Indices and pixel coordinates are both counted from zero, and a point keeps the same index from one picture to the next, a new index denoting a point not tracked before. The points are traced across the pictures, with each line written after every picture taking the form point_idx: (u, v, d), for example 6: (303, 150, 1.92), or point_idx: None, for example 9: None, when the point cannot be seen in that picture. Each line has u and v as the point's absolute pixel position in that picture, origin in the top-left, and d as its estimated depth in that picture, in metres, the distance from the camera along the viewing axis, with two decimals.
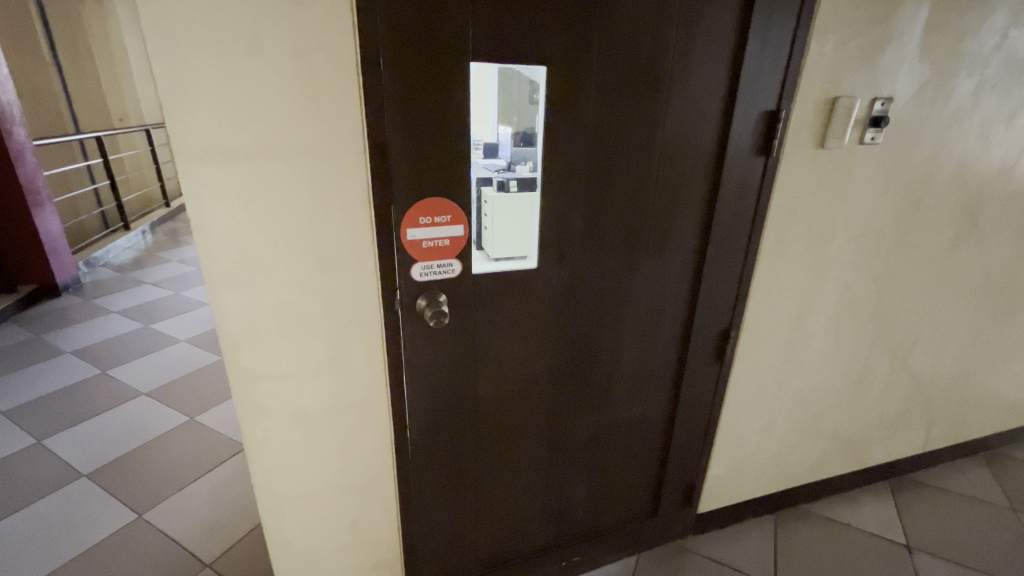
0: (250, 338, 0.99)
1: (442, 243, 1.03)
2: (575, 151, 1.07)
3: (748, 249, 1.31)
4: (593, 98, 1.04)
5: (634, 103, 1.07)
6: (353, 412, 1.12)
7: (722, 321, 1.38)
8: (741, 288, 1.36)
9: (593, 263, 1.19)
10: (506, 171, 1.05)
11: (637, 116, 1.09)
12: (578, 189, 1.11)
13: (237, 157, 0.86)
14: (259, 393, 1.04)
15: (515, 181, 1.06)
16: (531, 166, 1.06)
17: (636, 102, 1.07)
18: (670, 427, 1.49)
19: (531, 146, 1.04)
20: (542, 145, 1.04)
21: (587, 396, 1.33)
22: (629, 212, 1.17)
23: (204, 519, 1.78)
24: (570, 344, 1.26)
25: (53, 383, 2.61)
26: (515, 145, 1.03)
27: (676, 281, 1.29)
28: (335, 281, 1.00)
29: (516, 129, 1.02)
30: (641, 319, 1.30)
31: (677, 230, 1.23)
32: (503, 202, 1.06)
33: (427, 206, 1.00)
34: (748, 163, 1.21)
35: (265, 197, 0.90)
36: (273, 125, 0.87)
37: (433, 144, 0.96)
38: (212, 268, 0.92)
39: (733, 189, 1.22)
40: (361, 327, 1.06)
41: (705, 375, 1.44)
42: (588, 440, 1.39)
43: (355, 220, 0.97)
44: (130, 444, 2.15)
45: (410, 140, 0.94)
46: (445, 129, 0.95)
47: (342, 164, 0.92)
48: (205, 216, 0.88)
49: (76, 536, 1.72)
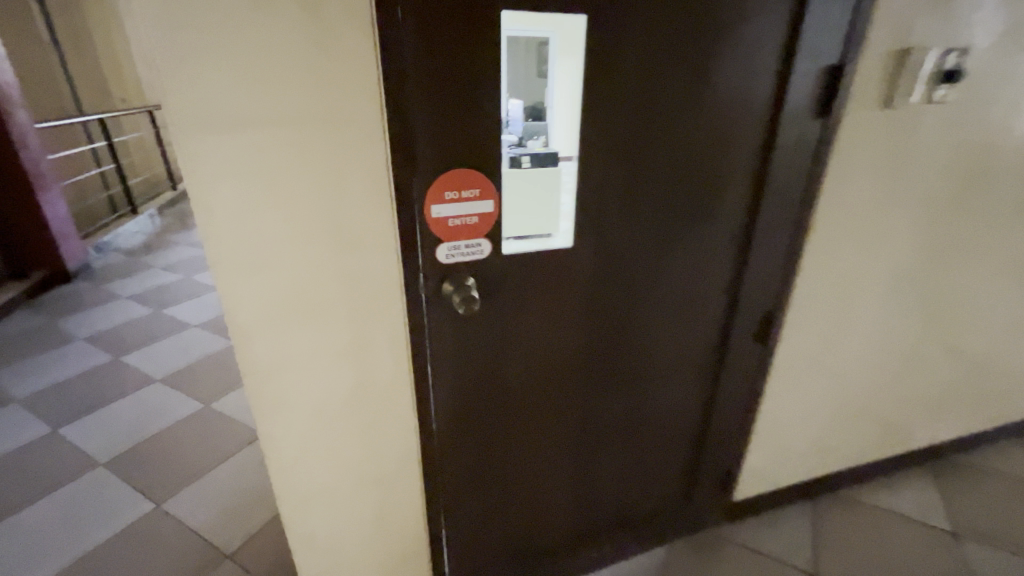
0: (262, 332, 0.89)
1: (470, 220, 0.94)
2: (613, 119, 0.96)
3: (798, 223, 1.20)
4: (635, 57, 0.92)
5: (683, 60, 0.95)
6: (375, 405, 1.04)
7: (768, 302, 1.28)
8: (789, 265, 1.25)
9: (636, 237, 1.09)
10: (517, 146, 0.94)
11: (685, 74, 0.97)
12: (616, 161, 1.00)
13: (242, 128, 0.77)
14: (274, 391, 0.95)
15: (528, 156, 0.94)
16: (544, 141, 0.95)
17: (684, 59, 0.95)
18: (708, 415, 1.40)
19: (543, 121, 0.94)
20: (556, 119, 0.94)
21: (621, 382, 1.25)
22: (672, 184, 1.06)
23: (224, 508, 1.74)
24: (607, 325, 1.17)
25: (64, 370, 2.58)
26: (527, 119, 0.93)
27: (719, 257, 1.19)
28: (353, 266, 0.90)
29: (527, 101, 0.91)
30: (679, 300, 1.20)
31: (724, 202, 1.13)
32: (515, 179, 0.95)
33: (453, 179, 0.89)
34: (804, 127, 1.08)
35: (275, 170, 0.80)
36: (279, 85, 0.76)
37: (458, 115, 0.86)
38: (218, 254, 0.82)
39: (787, 157, 1.10)
40: (381, 315, 0.96)
41: (747, 358, 1.34)
42: (623, 425, 1.32)
43: (374, 199, 0.87)
44: (146, 432, 2.11)
45: (431, 110, 0.84)
46: (470, 97, 0.85)
47: (354, 138, 0.82)
48: (204, 191, 0.78)
49: (98, 526, 1.70)
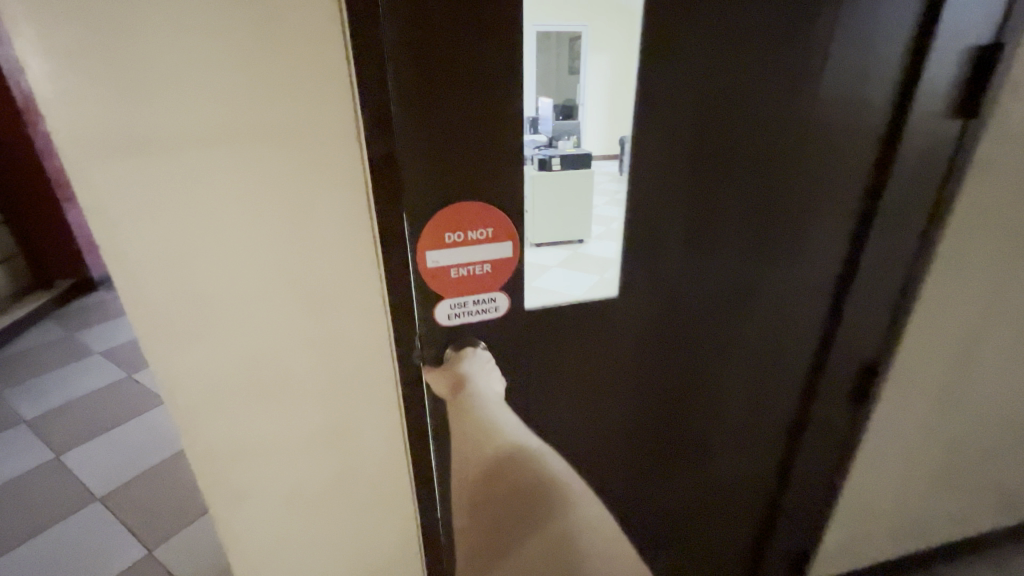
0: (215, 407, 0.70)
1: (480, 269, 0.72)
2: (677, 128, 0.71)
3: (916, 256, 0.92)
4: (709, 44, 0.68)
5: (777, 47, 0.71)
6: (365, 490, 0.83)
7: (867, 354, 1.00)
8: (899, 309, 0.97)
9: (705, 280, 0.84)
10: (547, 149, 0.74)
11: (776, 67, 0.72)
12: (679, 185, 0.75)
13: (166, 152, 0.56)
14: (236, 476, 0.76)
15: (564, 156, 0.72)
16: None
17: (775, 46, 0.71)
18: (785, 487, 1.14)
19: None
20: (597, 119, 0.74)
21: (677, 455, 1.01)
22: (753, 213, 0.81)
23: (220, 558, 1.58)
24: (665, 387, 0.92)
25: (78, 387, 2.50)
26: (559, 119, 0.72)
27: (808, 303, 0.93)
28: (329, 324, 0.69)
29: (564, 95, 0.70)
30: (755, 357, 0.95)
31: (818, 234, 0.87)
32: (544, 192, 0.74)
33: (455, 217, 0.68)
34: (936, 132, 0.80)
35: (217, 207, 0.60)
36: (218, 94, 0.55)
37: (465, 126, 0.64)
38: (149, 316, 0.63)
39: (910, 173, 0.83)
40: (369, 383, 0.75)
41: (837, 421, 1.07)
42: (678, 503, 1.08)
43: (353, 240, 0.65)
44: (149, 462, 1.98)
45: (427, 119, 0.62)
46: (482, 103, 0.63)
47: (323, 160, 0.60)
48: (127, 237, 0.58)
49: (88, 570, 1.56)
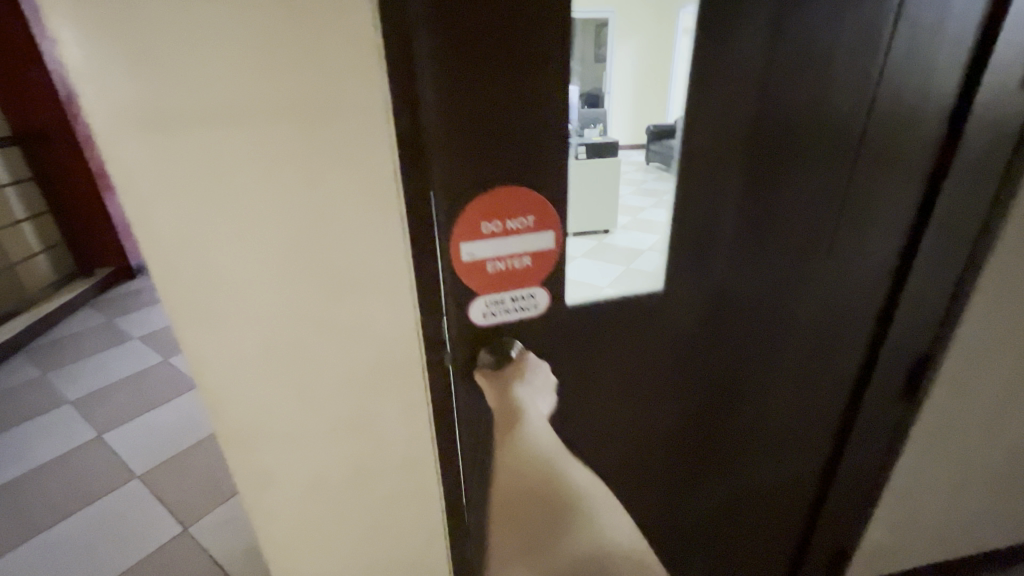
0: (244, 389, 0.71)
1: (518, 262, 0.68)
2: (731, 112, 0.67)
3: (976, 245, 0.86)
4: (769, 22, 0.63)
5: (841, 21, 0.66)
6: (390, 477, 0.82)
7: (919, 349, 0.95)
8: (954, 302, 0.91)
9: (753, 270, 0.80)
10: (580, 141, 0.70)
11: (842, 45, 0.67)
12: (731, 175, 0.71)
13: (195, 133, 0.56)
14: (263, 457, 0.76)
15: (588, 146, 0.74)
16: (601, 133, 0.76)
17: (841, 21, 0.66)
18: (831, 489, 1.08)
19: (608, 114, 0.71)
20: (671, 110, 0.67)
21: (719, 456, 0.98)
22: (808, 207, 0.77)
23: (249, 539, 1.62)
24: (707, 382, 0.89)
25: (119, 369, 2.61)
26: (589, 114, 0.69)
27: (862, 300, 0.88)
28: (355, 309, 0.68)
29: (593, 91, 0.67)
30: (804, 356, 0.91)
31: (877, 226, 0.81)
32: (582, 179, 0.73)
33: (491, 206, 0.64)
34: (1003, 109, 0.75)
35: (246, 189, 0.59)
36: (247, 70, 0.54)
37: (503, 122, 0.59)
38: (180, 296, 0.63)
39: (976, 155, 0.77)
40: (396, 369, 0.74)
41: (885, 420, 1.02)
42: (718, 505, 1.05)
43: (381, 223, 0.64)
44: (183, 444, 2.05)
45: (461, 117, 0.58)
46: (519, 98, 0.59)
47: (351, 140, 0.59)
48: (159, 217, 0.59)
49: (125, 546, 1.62)
